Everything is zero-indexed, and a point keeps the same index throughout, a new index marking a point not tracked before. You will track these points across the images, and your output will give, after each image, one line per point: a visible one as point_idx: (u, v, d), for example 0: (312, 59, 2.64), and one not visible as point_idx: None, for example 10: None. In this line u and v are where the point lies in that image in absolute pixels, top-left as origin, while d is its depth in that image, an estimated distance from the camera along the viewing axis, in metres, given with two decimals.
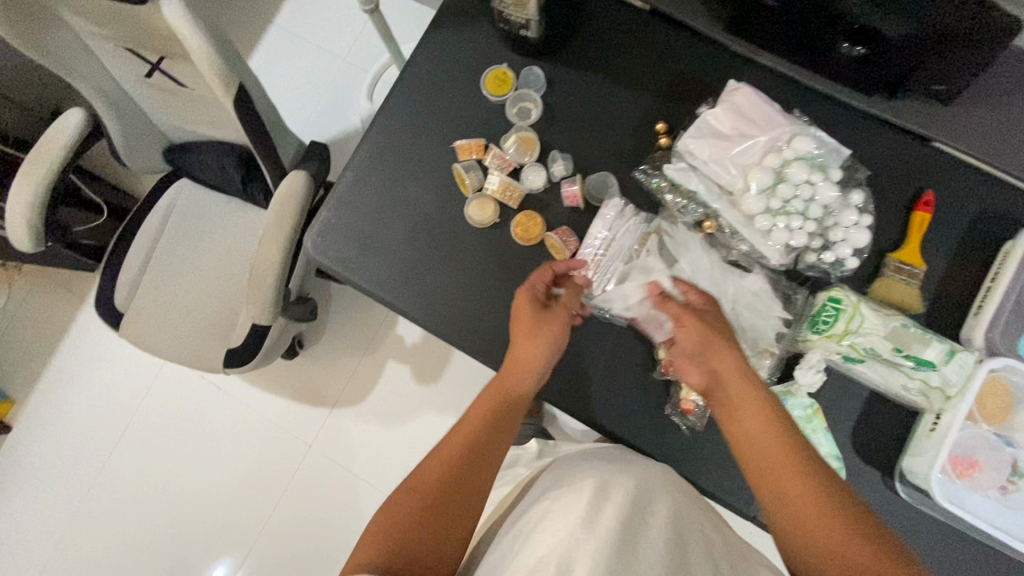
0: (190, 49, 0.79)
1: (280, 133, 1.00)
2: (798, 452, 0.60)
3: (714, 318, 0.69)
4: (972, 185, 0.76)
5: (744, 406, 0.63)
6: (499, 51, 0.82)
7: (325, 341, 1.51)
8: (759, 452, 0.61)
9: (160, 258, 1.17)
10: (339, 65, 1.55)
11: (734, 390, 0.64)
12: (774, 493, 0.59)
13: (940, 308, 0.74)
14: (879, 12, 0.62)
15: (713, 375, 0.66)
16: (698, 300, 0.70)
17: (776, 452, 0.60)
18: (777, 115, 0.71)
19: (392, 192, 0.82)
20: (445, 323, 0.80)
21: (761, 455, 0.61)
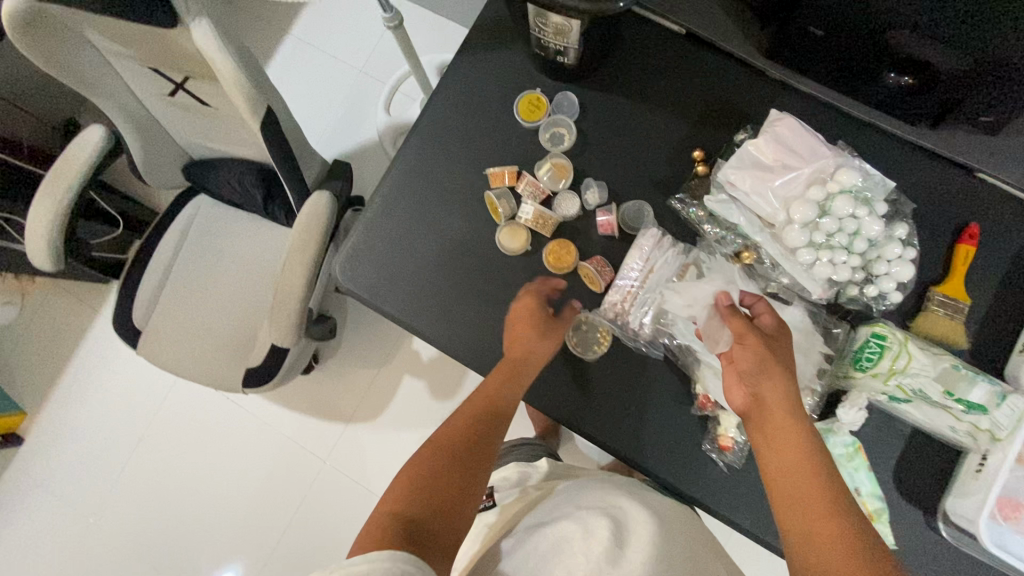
0: (219, 71, 0.78)
1: (303, 152, 0.99)
2: (832, 493, 0.56)
3: (780, 342, 0.65)
4: (1018, 217, 0.74)
5: (786, 434, 0.60)
6: (533, 75, 0.81)
7: (340, 355, 1.50)
8: (792, 483, 0.58)
9: (179, 275, 1.16)
10: (357, 76, 1.53)
11: (779, 418, 0.60)
12: (798, 530, 0.55)
13: (985, 345, 0.73)
14: (931, 45, 0.61)
15: (758, 399, 0.62)
16: (768, 325, 0.66)
17: (807, 487, 0.56)
18: (821, 146, 0.69)
19: (422, 217, 0.81)
20: (475, 353, 0.78)
21: (793, 487, 0.57)
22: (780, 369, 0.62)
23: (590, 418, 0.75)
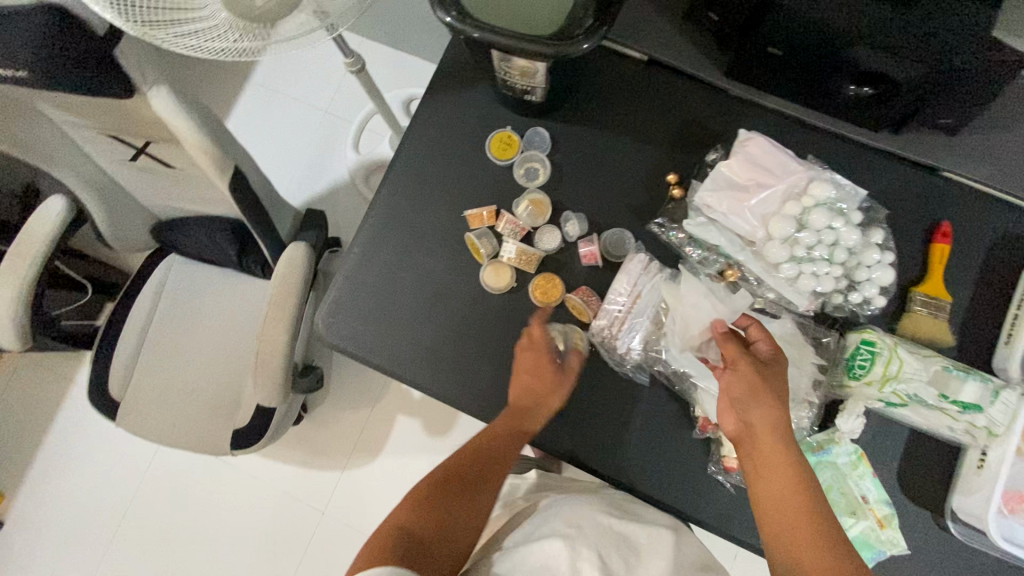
0: (182, 136, 0.76)
1: (275, 205, 0.97)
2: (824, 524, 0.57)
3: (776, 368, 0.64)
4: (984, 212, 0.76)
5: (778, 466, 0.60)
6: (502, 113, 0.81)
7: (329, 401, 1.46)
8: (783, 514, 0.59)
9: (155, 339, 1.12)
10: (322, 118, 1.52)
11: (769, 446, 0.60)
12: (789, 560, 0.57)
13: (970, 339, 0.74)
14: (888, 57, 0.63)
15: (749, 428, 0.62)
16: (764, 352, 0.65)
17: (799, 519, 0.58)
18: (791, 162, 0.71)
19: (403, 264, 0.79)
20: (471, 397, 0.77)
21: (784, 520, 0.58)
22: (777, 397, 0.62)
23: (593, 453, 0.74)
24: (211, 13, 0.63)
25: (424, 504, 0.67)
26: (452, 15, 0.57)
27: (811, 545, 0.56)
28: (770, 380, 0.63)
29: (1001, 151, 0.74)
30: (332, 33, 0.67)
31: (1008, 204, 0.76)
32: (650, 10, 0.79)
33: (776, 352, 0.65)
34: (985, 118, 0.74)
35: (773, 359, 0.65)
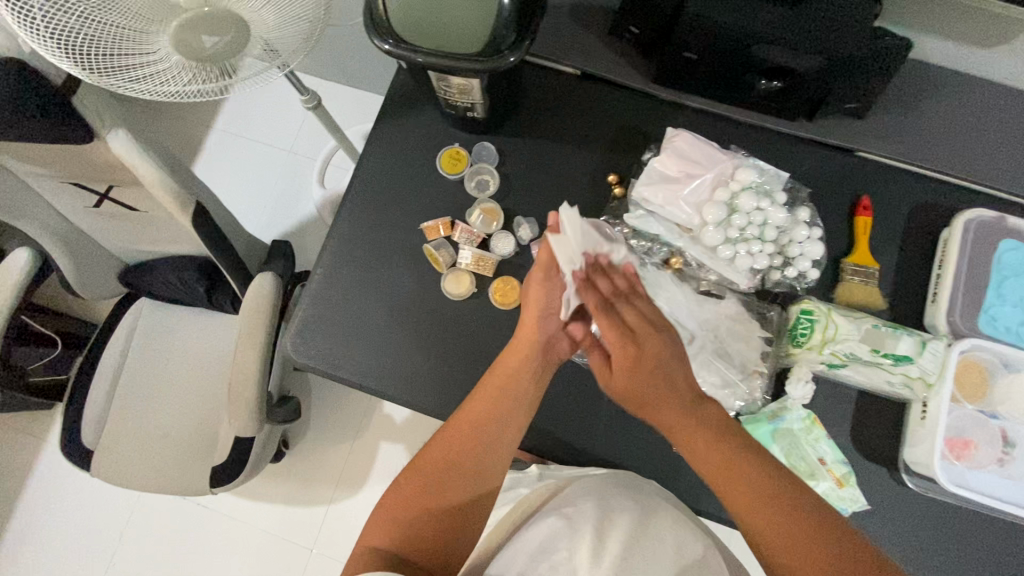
0: (142, 176, 0.79)
1: (240, 239, 1.00)
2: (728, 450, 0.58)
3: (630, 354, 0.63)
4: (900, 184, 0.83)
5: (699, 439, 0.60)
6: (449, 131, 0.86)
7: (311, 434, 1.46)
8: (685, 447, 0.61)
9: (128, 383, 1.12)
10: (286, 157, 1.56)
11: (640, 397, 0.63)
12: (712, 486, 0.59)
13: (900, 301, 0.79)
14: (787, 52, 0.70)
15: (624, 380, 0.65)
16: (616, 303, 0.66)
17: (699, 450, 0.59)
18: (717, 152, 0.77)
19: (366, 280, 0.83)
20: (442, 402, 0.80)
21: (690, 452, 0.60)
22: (634, 392, 0.63)
23: (564, 443, 0.78)
24: (164, 56, 0.67)
25: (422, 485, 0.64)
26: (389, 41, 0.61)
27: (754, 509, 0.55)
28: (622, 377, 0.63)
29: (905, 128, 0.81)
30: (285, 71, 0.70)
31: (920, 176, 0.82)
32: (577, 28, 0.86)
33: (617, 336, 0.64)
34: (887, 101, 0.82)
35: (619, 352, 0.63)
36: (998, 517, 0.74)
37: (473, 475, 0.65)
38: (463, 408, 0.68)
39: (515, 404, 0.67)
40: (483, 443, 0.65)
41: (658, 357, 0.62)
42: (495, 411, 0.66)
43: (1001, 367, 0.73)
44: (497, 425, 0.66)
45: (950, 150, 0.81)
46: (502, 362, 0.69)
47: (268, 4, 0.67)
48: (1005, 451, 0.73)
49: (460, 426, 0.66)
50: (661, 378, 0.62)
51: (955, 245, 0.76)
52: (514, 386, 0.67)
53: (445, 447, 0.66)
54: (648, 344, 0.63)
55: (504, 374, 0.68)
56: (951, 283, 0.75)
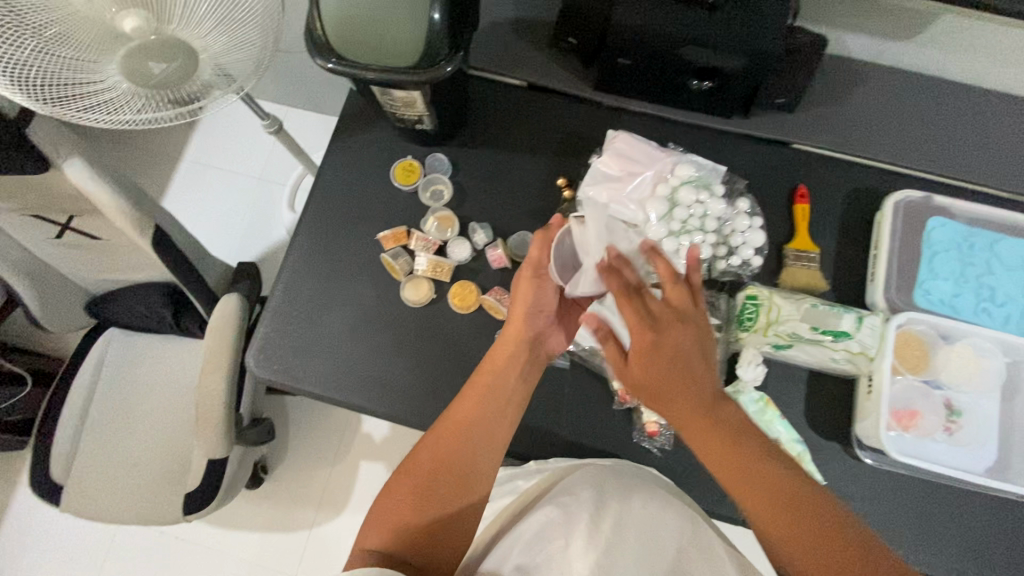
0: (101, 204, 0.80)
1: (205, 262, 1.02)
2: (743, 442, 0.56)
3: (650, 344, 0.56)
4: (834, 171, 0.87)
5: (705, 431, 0.56)
6: (402, 145, 0.89)
7: (290, 458, 1.45)
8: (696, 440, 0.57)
9: (98, 415, 1.11)
10: (255, 184, 1.58)
11: (659, 390, 0.57)
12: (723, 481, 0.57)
13: (841, 283, 0.83)
14: (712, 53, 0.74)
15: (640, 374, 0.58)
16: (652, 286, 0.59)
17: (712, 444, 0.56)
18: (656, 151, 0.81)
19: (328, 293, 0.84)
20: (407, 408, 0.81)
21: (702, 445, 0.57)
22: (651, 384, 0.57)
23: (527, 439, 0.80)
24: (114, 84, 0.69)
25: (416, 490, 0.60)
26: (332, 61, 0.64)
27: (765, 504, 0.54)
28: (638, 369, 0.57)
29: (835, 119, 0.86)
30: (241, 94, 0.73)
31: (852, 164, 0.87)
32: (520, 42, 0.90)
33: (641, 325, 0.57)
34: (815, 95, 0.86)
35: (640, 340, 0.57)
36: (949, 485, 0.77)
37: (465, 476, 0.61)
38: (450, 409, 0.64)
39: (503, 400, 0.64)
40: (472, 445, 0.61)
41: (678, 347, 0.57)
42: (483, 415, 0.63)
43: (939, 339, 0.77)
44: (487, 424, 0.62)
45: (877, 137, 0.85)
46: (488, 358, 0.66)
47: (217, 32, 0.71)
48: (951, 420, 0.76)
49: (448, 428, 0.62)
50: (679, 370, 0.57)
51: (887, 225, 0.80)
52: (500, 385, 0.64)
53: (435, 448, 0.62)
54: (671, 334, 0.57)
55: (490, 372, 0.65)
56: (885, 261, 0.79)
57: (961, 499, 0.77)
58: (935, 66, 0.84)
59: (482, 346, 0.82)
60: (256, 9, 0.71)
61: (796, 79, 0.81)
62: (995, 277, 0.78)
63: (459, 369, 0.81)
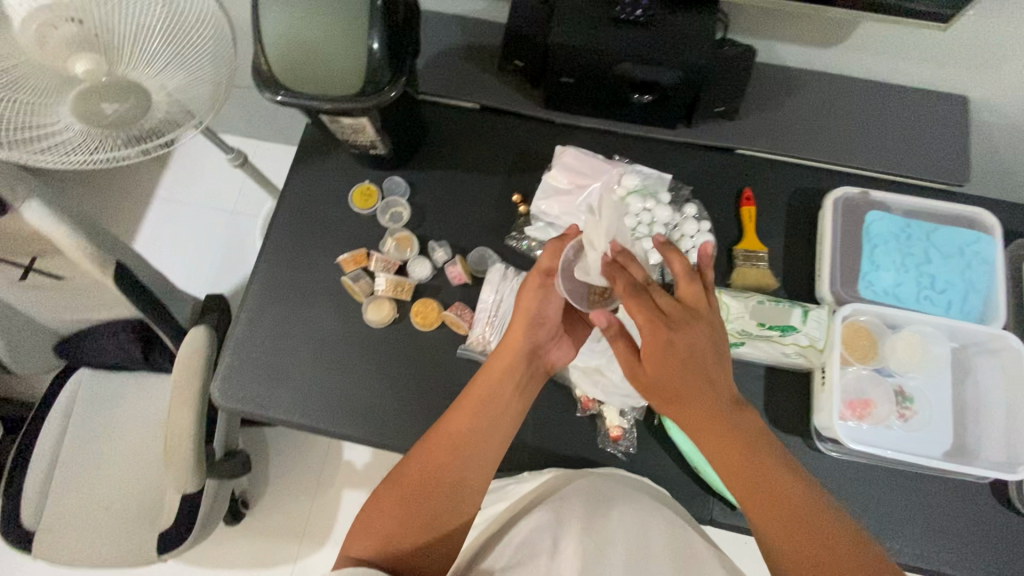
0: (61, 243, 0.81)
1: (172, 296, 1.02)
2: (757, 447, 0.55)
3: (662, 341, 0.57)
4: (778, 173, 0.90)
5: (720, 433, 0.56)
6: (360, 171, 0.92)
7: (271, 492, 1.43)
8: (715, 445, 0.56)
9: (68, 457, 1.10)
10: (228, 218, 1.60)
11: (673, 388, 0.57)
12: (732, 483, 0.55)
13: (790, 280, 0.86)
14: (648, 67, 0.77)
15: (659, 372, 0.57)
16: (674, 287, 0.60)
17: (728, 446, 0.55)
18: (603, 164, 0.86)
19: (291, 318, 0.86)
20: (373, 428, 0.81)
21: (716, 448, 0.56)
22: (667, 384, 0.57)
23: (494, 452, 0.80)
24: (68, 125, 0.72)
25: (406, 498, 0.58)
26: (281, 94, 0.66)
27: (763, 504, 0.53)
28: (651, 365, 0.58)
29: (775, 122, 0.89)
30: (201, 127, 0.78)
31: (794, 166, 0.90)
32: (468, 66, 0.93)
33: (652, 322, 0.58)
34: (754, 102, 0.90)
35: (652, 338, 0.57)
36: (912, 472, 0.78)
37: (456, 490, 0.59)
38: (444, 419, 0.63)
39: (500, 415, 0.64)
40: (466, 458, 0.60)
41: (691, 346, 0.57)
42: (479, 420, 0.62)
43: (886, 328, 0.79)
44: (482, 438, 0.62)
45: (817, 137, 0.89)
46: (487, 369, 0.66)
47: (170, 71, 0.75)
48: (904, 407, 0.78)
49: (443, 439, 0.61)
50: (693, 369, 0.57)
51: (828, 222, 0.84)
52: (498, 396, 0.64)
53: (427, 459, 0.60)
54: (686, 332, 0.57)
55: (488, 383, 0.65)
56: (829, 256, 0.82)
57: (928, 485, 0.77)
58: (863, 68, 0.88)
59: (445, 362, 0.83)
60: (208, 48, 0.76)
61: (734, 87, 0.84)
62: (934, 265, 0.81)
63: (424, 386, 0.82)
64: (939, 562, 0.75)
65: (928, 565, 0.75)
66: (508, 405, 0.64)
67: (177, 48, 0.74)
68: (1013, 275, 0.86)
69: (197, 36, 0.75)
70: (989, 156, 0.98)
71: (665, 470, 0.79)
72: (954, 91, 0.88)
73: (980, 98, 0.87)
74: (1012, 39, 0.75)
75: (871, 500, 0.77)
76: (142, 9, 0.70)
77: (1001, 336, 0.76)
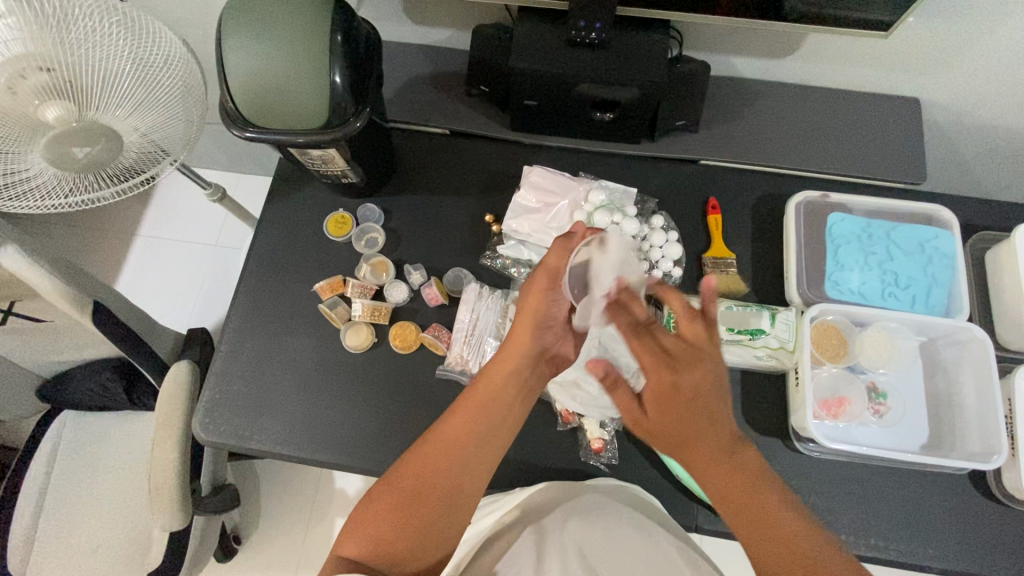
0: (38, 286, 0.82)
1: (153, 333, 1.03)
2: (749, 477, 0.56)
3: (665, 384, 0.56)
4: (742, 181, 0.92)
5: (720, 472, 0.56)
6: (335, 200, 0.93)
7: (263, 526, 1.41)
8: (717, 484, 0.56)
9: (53, 501, 1.09)
10: (212, 252, 1.61)
11: (678, 433, 0.56)
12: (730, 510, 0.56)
13: (760, 284, 0.88)
14: (608, 88, 0.80)
15: (665, 417, 0.56)
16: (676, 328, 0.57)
17: (729, 482, 0.55)
18: (569, 182, 0.90)
19: (271, 348, 0.86)
20: (356, 454, 0.81)
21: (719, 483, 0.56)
22: (671, 429, 0.56)
23: None
24: (41, 169, 0.75)
25: (400, 506, 0.57)
26: (249, 130, 0.68)
27: (756, 527, 0.54)
28: (655, 409, 0.57)
29: (736, 132, 0.91)
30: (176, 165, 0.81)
31: (757, 173, 0.93)
32: (435, 93, 0.95)
33: (654, 365, 0.56)
34: (714, 113, 0.92)
35: (656, 380, 0.56)
36: (891, 467, 0.78)
37: (450, 497, 0.58)
38: (441, 423, 0.61)
39: (502, 419, 0.62)
40: (464, 465, 0.59)
41: (695, 388, 0.55)
42: (479, 427, 0.60)
43: (854, 326, 0.81)
44: (480, 444, 0.60)
45: (778, 143, 0.91)
46: (489, 368, 0.63)
47: (141, 113, 0.77)
48: (878, 402, 0.79)
49: (439, 445, 0.59)
50: (696, 413, 0.56)
51: (791, 226, 0.86)
52: (501, 398, 0.62)
53: (422, 464, 0.59)
54: (690, 373, 0.55)
55: (491, 385, 0.62)
56: (794, 259, 0.85)
57: (908, 480, 0.78)
58: (815, 76, 0.91)
59: (425, 384, 0.84)
60: (178, 90, 0.78)
61: (692, 101, 0.87)
62: (896, 262, 0.83)
63: (405, 409, 0.83)
64: (923, 556, 0.75)
65: (913, 559, 0.75)
66: (509, 405, 0.62)
67: (148, 90, 0.76)
68: (976, 267, 0.88)
69: (167, 78, 0.77)
70: (946, 154, 1.01)
71: (648, 479, 0.79)
72: (905, 93, 0.91)
73: (930, 98, 0.90)
74: (951, 41, 0.79)
75: (853, 497, 0.78)
76: (111, 55, 0.73)
77: (966, 327, 0.78)
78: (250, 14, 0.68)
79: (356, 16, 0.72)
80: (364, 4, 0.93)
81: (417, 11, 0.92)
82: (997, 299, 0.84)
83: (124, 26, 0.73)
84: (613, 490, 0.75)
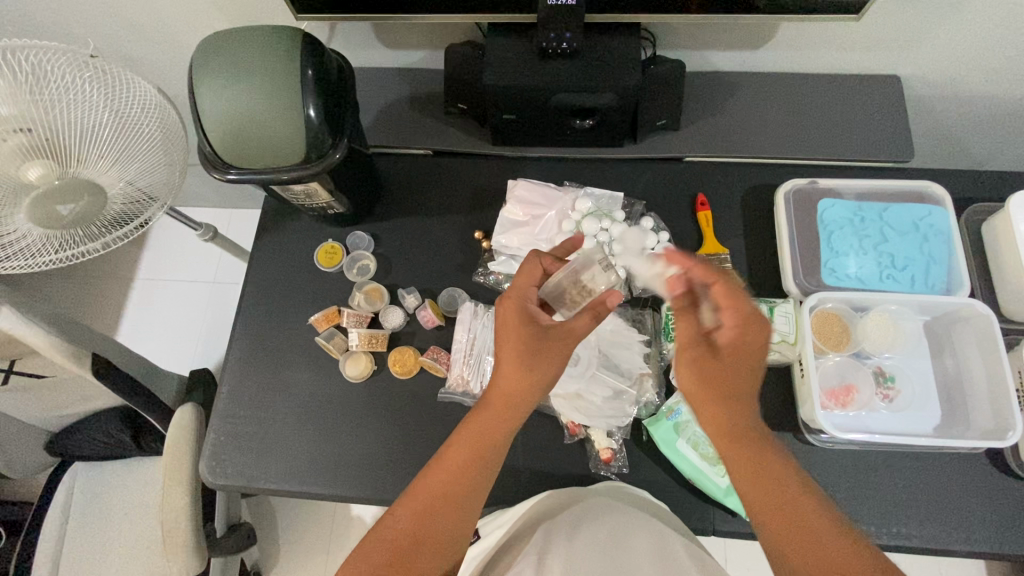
0: (34, 345, 0.82)
1: (157, 379, 1.03)
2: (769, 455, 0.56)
3: (740, 340, 0.57)
4: (729, 175, 0.92)
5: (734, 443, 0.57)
6: (325, 233, 0.94)
7: (282, 561, 1.40)
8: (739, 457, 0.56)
9: (66, 557, 1.08)
10: (210, 290, 1.61)
11: (725, 403, 0.58)
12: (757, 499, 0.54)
13: (755, 277, 0.87)
14: (584, 95, 0.79)
15: (722, 386, 0.57)
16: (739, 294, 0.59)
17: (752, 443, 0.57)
18: (556, 193, 0.90)
19: (272, 385, 0.86)
20: (364, 483, 0.80)
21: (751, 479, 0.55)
22: (724, 391, 0.58)
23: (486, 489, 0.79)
24: (26, 230, 0.74)
25: (389, 554, 0.54)
26: (231, 171, 0.69)
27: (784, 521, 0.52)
28: (719, 367, 0.58)
29: (720, 126, 0.91)
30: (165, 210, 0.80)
31: (743, 166, 0.92)
32: (415, 114, 0.95)
33: (736, 319, 0.57)
34: (693, 109, 0.92)
35: (733, 333, 0.57)
36: (904, 451, 0.77)
37: (446, 544, 0.55)
38: (429, 471, 0.59)
39: (492, 464, 0.60)
40: (452, 508, 0.57)
41: (754, 350, 0.58)
42: (469, 473, 0.59)
43: (855, 312, 0.81)
44: (469, 491, 0.58)
45: (764, 133, 0.90)
46: (473, 421, 0.61)
47: (123, 163, 0.77)
48: (887, 387, 0.78)
49: (429, 489, 0.58)
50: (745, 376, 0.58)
51: (782, 215, 0.86)
52: (492, 445, 0.60)
53: (410, 513, 0.57)
54: (757, 332, 0.57)
55: (475, 436, 0.61)
56: (787, 249, 0.84)
57: (925, 462, 0.77)
58: (792, 63, 0.91)
59: (428, 407, 0.83)
60: (156, 133, 0.77)
61: (670, 102, 0.86)
62: (891, 244, 0.83)
63: (412, 434, 0.82)
64: (946, 539, 0.74)
65: (937, 544, 0.74)
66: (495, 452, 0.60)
67: (126, 139, 0.76)
68: (971, 241, 0.87)
69: (146, 125, 0.77)
70: (932, 128, 1.00)
71: (661, 485, 0.78)
72: (884, 72, 0.90)
73: (911, 75, 0.90)
74: (925, 18, 0.78)
75: (870, 485, 0.76)
76: (88, 110, 0.75)
77: (967, 303, 0.77)
78: (221, 53, 0.68)
79: (326, 51, 0.73)
80: (337, 34, 0.93)
81: (389, 36, 0.92)
82: (996, 271, 0.83)
83: (98, 79, 0.75)
84: (617, 494, 0.73)
